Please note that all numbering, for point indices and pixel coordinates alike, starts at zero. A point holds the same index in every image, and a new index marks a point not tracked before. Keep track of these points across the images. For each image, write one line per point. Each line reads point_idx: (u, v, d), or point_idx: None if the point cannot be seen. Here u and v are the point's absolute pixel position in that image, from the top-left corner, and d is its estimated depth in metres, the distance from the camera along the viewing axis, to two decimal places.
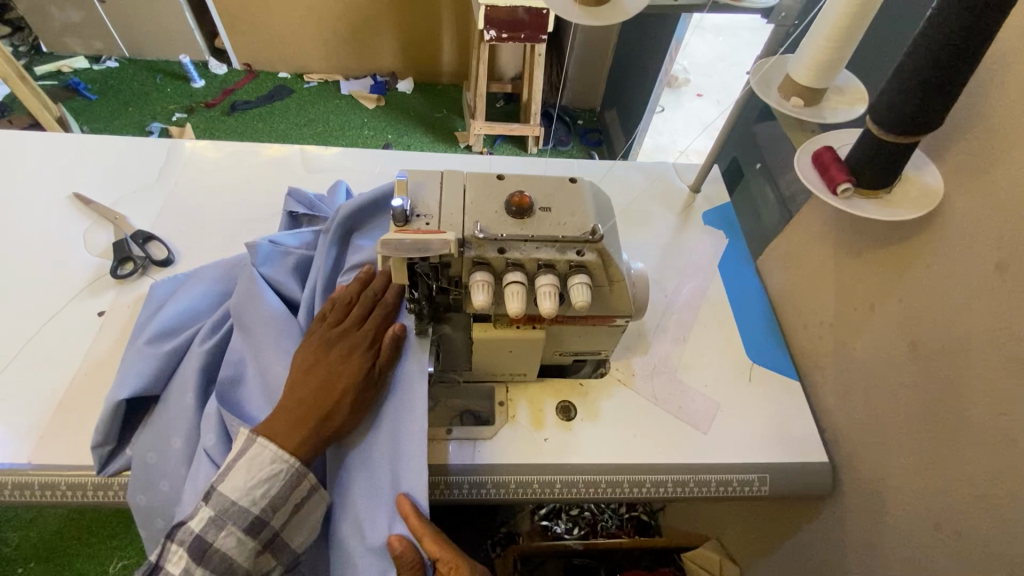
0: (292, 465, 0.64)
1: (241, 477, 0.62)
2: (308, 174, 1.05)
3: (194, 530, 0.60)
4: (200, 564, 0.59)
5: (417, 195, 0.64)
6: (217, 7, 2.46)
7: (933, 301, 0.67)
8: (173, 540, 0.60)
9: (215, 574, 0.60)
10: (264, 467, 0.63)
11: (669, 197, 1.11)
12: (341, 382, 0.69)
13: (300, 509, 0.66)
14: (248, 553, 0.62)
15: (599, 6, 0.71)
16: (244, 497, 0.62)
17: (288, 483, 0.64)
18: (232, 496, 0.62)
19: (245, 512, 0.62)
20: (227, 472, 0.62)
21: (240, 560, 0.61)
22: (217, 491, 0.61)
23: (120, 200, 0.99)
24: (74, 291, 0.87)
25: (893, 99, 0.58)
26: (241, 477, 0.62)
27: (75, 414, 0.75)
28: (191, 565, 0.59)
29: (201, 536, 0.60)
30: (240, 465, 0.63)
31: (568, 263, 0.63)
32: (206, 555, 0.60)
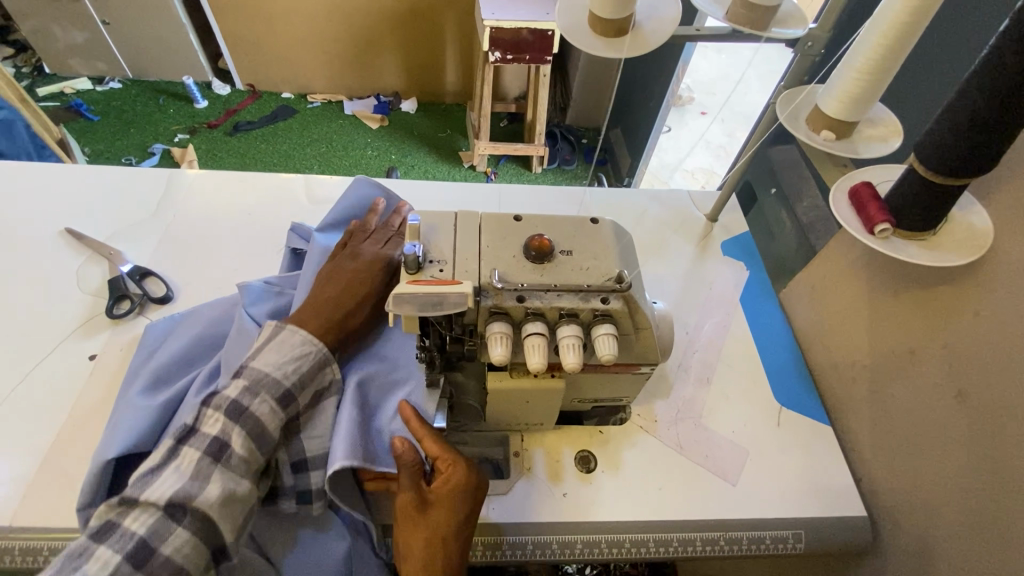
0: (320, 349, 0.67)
1: (274, 354, 0.64)
2: (312, 204, 1.01)
3: (230, 395, 0.60)
4: (237, 425, 0.59)
5: (430, 239, 0.60)
6: (222, 29, 2.46)
7: (982, 349, 0.63)
8: (209, 405, 0.60)
9: (249, 438, 0.59)
10: (295, 347, 0.65)
11: (686, 226, 1.07)
12: (362, 285, 0.74)
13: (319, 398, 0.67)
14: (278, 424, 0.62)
15: (618, 36, 0.68)
16: (277, 370, 0.63)
17: (316, 364, 0.66)
18: (265, 368, 0.63)
19: (278, 383, 0.62)
20: (260, 349, 0.64)
21: (271, 429, 0.61)
22: (250, 364, 0.62)
23: (117, 233, 0.95)
24: (66, 332, 0.83)
25: (944, 139, 0.54)
26: (273, 354, 0.64)
27: (62, 469, 0.70)
28: (228, 424, 0.59)
29: (237, 400, 0.60)
30: (271, 346, 0.65)
31: (592, 312, 0.59)
32: (242, 417, 0.59)
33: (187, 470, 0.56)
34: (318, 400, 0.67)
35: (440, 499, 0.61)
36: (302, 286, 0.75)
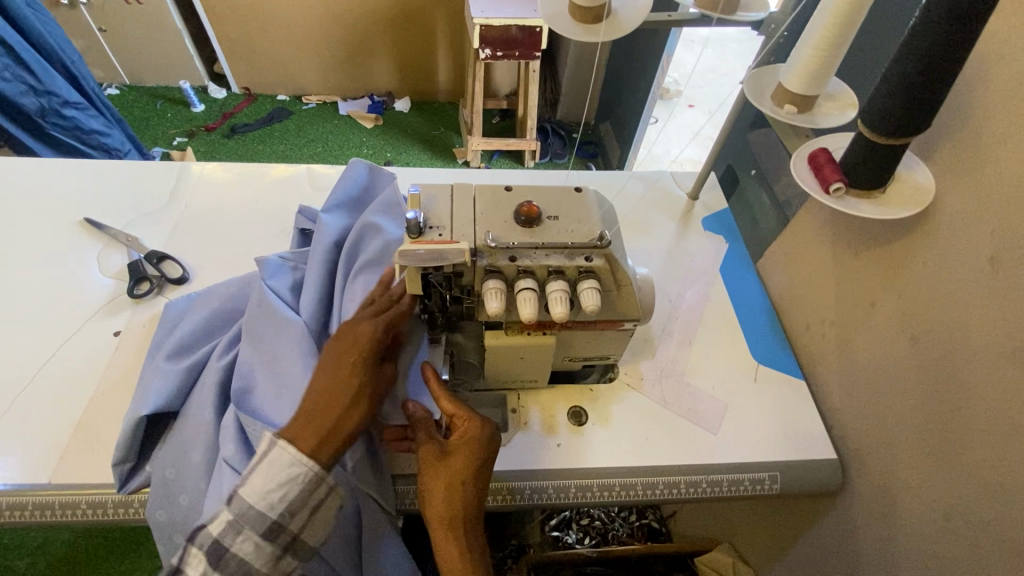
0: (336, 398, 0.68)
1: (259, 481, 0.60)
2: (315, 191, 1.07)
3: (212, 534, 0.58)
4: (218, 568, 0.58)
5: (429, 208, 0.66)
6: (217, 33, 2.52)
7: (931, 296, 0.69)
8: (194, 544, 0.58)
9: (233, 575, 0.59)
10: (283, 470, 0.61)
11: (668, 204, 1.14)
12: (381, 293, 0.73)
13: (318, 512, 0.63)
14: (266, 558, 0.60)
15: (595, 23, 0.74)
16: (261, 501, 0.60)
17: (305, 488, 0.61)
18: (250, 500, 0.59)
19: (262, 517, 0.60)
20: (246, 476, 0.60)
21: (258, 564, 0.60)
22: (237, 494, 0.59)
23: (132, 222, 1.01)
24: (90, 313, 0.89)
25: (884, 103, 0.60)
26: (258, 481, 0.60)
27: (94, 434, 0.76)
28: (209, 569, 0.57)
29: (219, 540, 0.58)
30: (259, 470, 0.60)
31: (577, 269, 0.65)
32: (224, 558, 0.58)
33: None
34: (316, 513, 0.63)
35: (458, 448, 0.66)
36: (313, 261, 0.81)
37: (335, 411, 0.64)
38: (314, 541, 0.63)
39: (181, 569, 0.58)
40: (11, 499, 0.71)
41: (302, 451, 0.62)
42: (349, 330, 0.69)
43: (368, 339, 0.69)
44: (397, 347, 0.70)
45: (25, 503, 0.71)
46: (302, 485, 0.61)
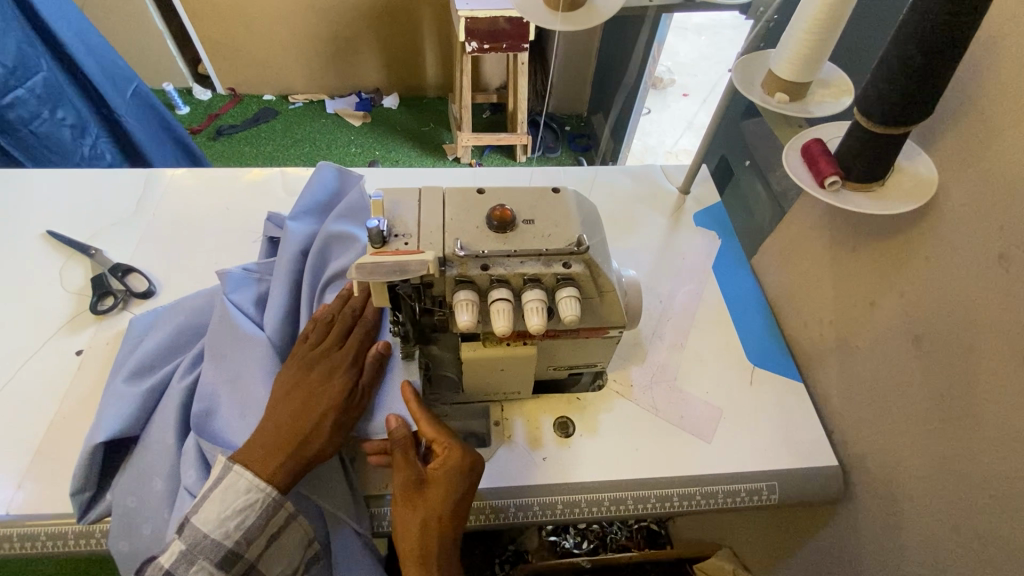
0: (267, 489, 0.60)
1: (215, 508, 0.59)
2: (289, 196, 1.03)
3: (163, 566, 0.56)
4: None
5: (395, 214, 0.62)
6: (199, 33, 2.46)
7: (934, 294, 0.65)
8: None
9: None
10: (239, 496, 0.60)
11: (658, 199, 1.09)
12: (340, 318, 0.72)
13: (278, 538, 0.62)
14: None
15: (571, 11, 0.69)
16: (217, 529, 0.58)
17: (263, 513, 0.60)
18: (205, 528, 0.58)
19: (217, 546, 0.58)
20: (201, 503, 0.59)
21: None
22: (190, 523, 0.58)
23: (97, 234, 0.97)
24: (52, 330, 0.85)
25: (881, 89, 0.56)
26: (214, 508, 0.59)
27: (54, 461, 0.72)
28: None
29: (170, 572, 0.56)
30: (214, 496, 0.59)
31: (555, 277, 0.61)
32: None
33: None
34: (275, 538, 0.62)
35: (435, 478, 0.63)
36: (280, 272, 0.77)
37: (300, 432, 0.63)
38: (274, 569, 0.61)
39: None
40: None
41: (261, 474, 0.61)
42: (313, 357, 0.69)
43: (337, 360, 0.69)
44: (364, 367, 0.70)
45: None
46: (259, 511, 0.60)
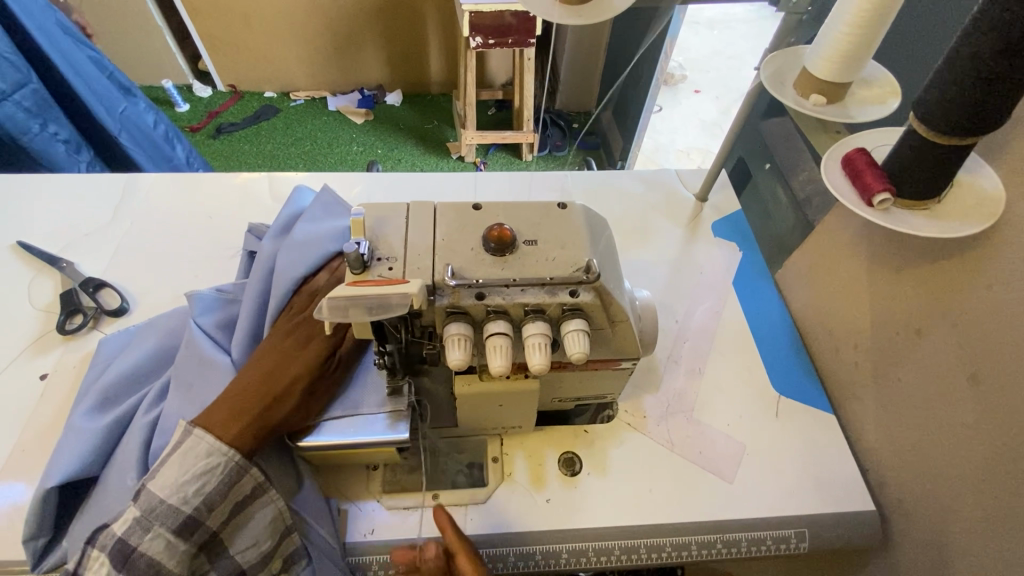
0: (230, 457, 0.56)
1: (173, 472, 0.54)
2: (276, 203, 0.96)
3: (116, 533, 0.51)
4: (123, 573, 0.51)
5: (380, 235, 0.55)
6: (197, 29, 2.40)
7: (996, 328, 0.56)
8: (93, 546, 0.52)
9: None
10: (199, 460, 0.55)
11: (674, 207, 1.01)
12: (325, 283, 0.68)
13: (242, 508, 0.57)
14: (179, 559, 0.53)
15: (581, 3, 0.61)
16: (174, 495, 0.53)
17: (226, 479, 0.56)
18: (161, 494, 0.53)
19: (175, 513, 0.53)
20: (157, 467, 0.54)
21: (171, 568, 0.52)
22: (145, 489, 0.53)
23: (71, 246, 0.90)
24: (17, 351, 0.79)
25: (946, 92, 0.47)
26: (172, 472, 0.54)
27: (10, 501, 0.66)
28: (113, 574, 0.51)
29: (124, 540, 0.51)
30: (172, 460, 0.54)
31: (560, 307, 0.53)
32: (128, 562, 0.51)
33: None
34: (240, 509, 0.57)
35: None
36: (247, 295, 0.69)
37: (266, 397, 0.59)
38: (237, 539, 0.57)
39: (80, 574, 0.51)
40: None
41: (222, 435, 0.56)
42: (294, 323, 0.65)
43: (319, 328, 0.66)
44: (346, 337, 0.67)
45: None
46: (222, 476, 0.55)
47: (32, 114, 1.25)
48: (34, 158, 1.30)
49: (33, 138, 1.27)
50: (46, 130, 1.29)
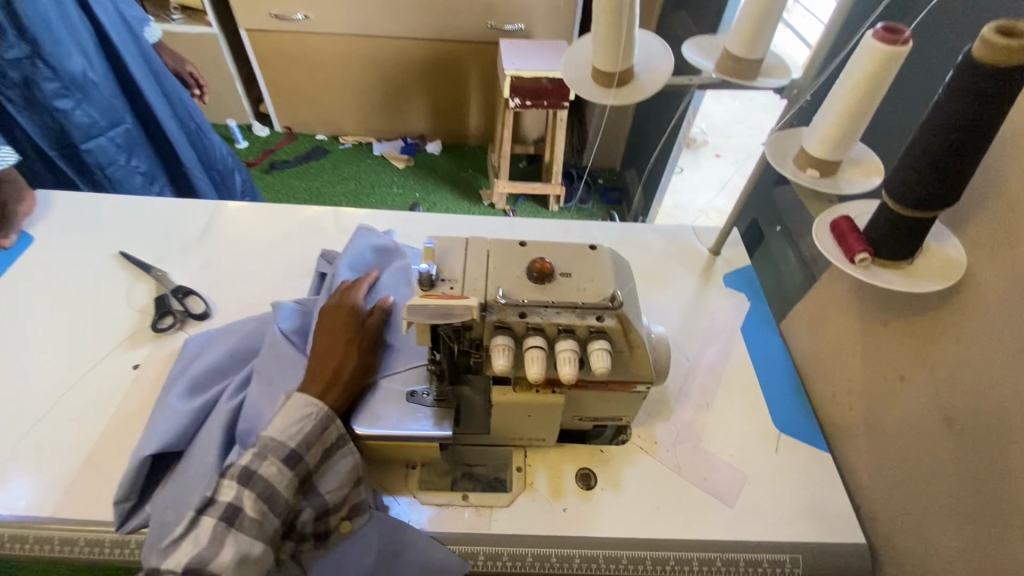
0: (322, 409, 0.68)
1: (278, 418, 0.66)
2: (340, 233, 1.10)
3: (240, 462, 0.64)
4: (248, 490, 0.62)
5: (444, 261, 0.67)
6: (265, 78, 2.69)
7: (965, 374, 0.65)
8: (224, 475, 0.64)
9: (260, 500, 0.63)
10: (298, 409, 0.67)
11: (689, 259, 1.12)
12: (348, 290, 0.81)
13: (330, 453, 0.69)
14: (287, 485, 0.64)
15: (616, 87, 0.75)
16: (281, 434, 0.65)
17: (320, 424, 0.68)
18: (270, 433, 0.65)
19: (282, 446, 0.65)
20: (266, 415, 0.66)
21: (281, 492, 0.64)
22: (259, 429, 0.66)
23: (164, 258, 1.05)
24: (114, 343, 0.91)
25: (905, 176, 0.59)
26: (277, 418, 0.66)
27: (102, 469, 0.77)
28: (240, 491, 0.63)
29: (246, 466, 0.64)
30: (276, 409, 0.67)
31: (588, 329, 0.64)
32: (251, 481, 0.63)
33: (205, 538, 0.61)
34: (327, 456, 0.69)
35: None
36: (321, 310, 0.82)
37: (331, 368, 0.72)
38: (326, 481, 0.68)
39: (213, 498, 0.63)
40: (13, 530, 0.71)
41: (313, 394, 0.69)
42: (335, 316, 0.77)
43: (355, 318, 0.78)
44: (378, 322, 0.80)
45: (24, 536, 0.71)
46: (317, 423, 0.67)
47: (120, 150, 1.46)
48: (117, 185, 1.50)
49: (115, 170, 1.47)
50: (128, 163, 1.50)
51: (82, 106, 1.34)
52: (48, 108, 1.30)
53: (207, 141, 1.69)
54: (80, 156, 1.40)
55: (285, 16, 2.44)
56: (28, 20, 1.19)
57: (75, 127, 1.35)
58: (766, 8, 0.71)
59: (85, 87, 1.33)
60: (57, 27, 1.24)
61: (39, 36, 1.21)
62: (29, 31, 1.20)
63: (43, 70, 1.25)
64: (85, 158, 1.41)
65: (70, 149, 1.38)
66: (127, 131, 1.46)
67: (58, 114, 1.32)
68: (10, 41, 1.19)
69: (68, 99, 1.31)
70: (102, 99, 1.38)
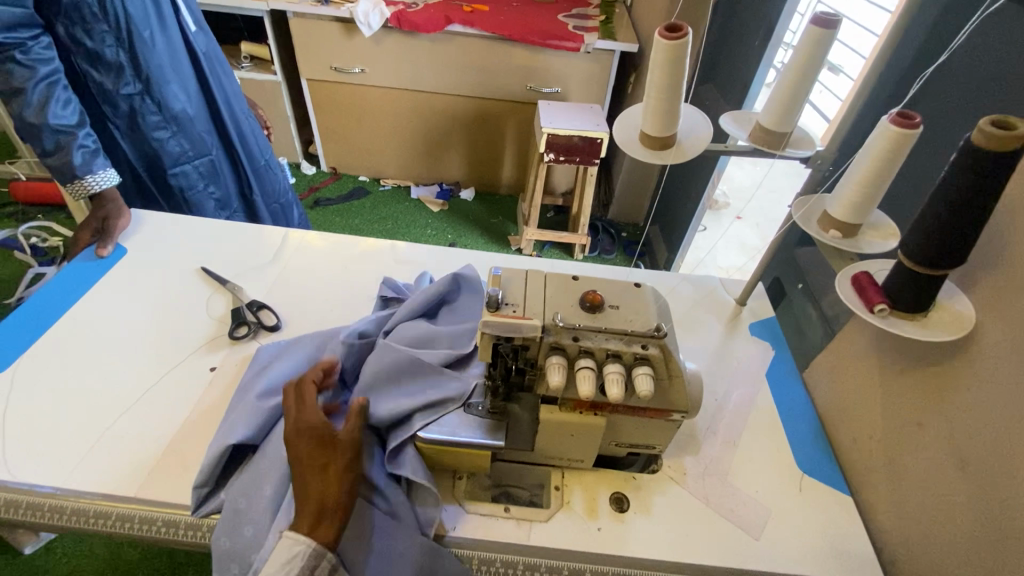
0: (308, 548, 0.66)
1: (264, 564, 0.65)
2: (397, 264, 1.21)
3: None
4: None
5: (507, 287, 0.77)
6: (320, 123, 2.93)
7: (978, 420, 0.71)
8: None
9: None
10: (282, 553, 0.66)
11: (717, 307, 1.20)
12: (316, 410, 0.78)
13: None
14: None
15: (662, 149, 0.87)
16: None
17: (305, 565, 0.65)
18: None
19: None
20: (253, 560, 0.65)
21: None
22: None
23: (239, 275, 1.17)
24: (194, 347, 1.01)
25: (918, 238, 0.67)
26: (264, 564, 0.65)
27: (180, 457, 0.85)
28: None
29: None
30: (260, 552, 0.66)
31: (633, 355, 0.72)
32: None
33: None
34: None
35: None
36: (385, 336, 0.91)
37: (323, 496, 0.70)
38: None
39: None
40: (99, 506, 0.79)
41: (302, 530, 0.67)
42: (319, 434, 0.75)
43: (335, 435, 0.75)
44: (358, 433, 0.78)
45: (109, 513, 0.78)
46: (304, 561, 0.65)
47: (201, 177, 1.65)
48: (192, 208, 1.68)
49: (193, 193, 1.66)
50: (207, 189, 1.68)
51: (176, 137, 1.54)
52: (147, 136, 1.50)
53: (274, 177, 1.87)
54: (166, 179, 1.60)
55: (343, 68, 2.66)
56: (145, 64, 1.40)
57: (166, 154, 1.55)
58: (796, 91, 0.83)
59: (182, 121, 1.53)
60: (168, 71, 1.46)
61: (152, 78, 1.42)
62: (145, 73, 1.41)
63: (149, 105, 1.46)
64: (170, 180, 1.60)
65: (158, 172, 1.58)
66: (209, 162, 1.64)
67: (154, 142, 1.52)
68: (127, 80, 1.40)
69: (165, 130, 1.51)
70: (194, 132, 1.57)
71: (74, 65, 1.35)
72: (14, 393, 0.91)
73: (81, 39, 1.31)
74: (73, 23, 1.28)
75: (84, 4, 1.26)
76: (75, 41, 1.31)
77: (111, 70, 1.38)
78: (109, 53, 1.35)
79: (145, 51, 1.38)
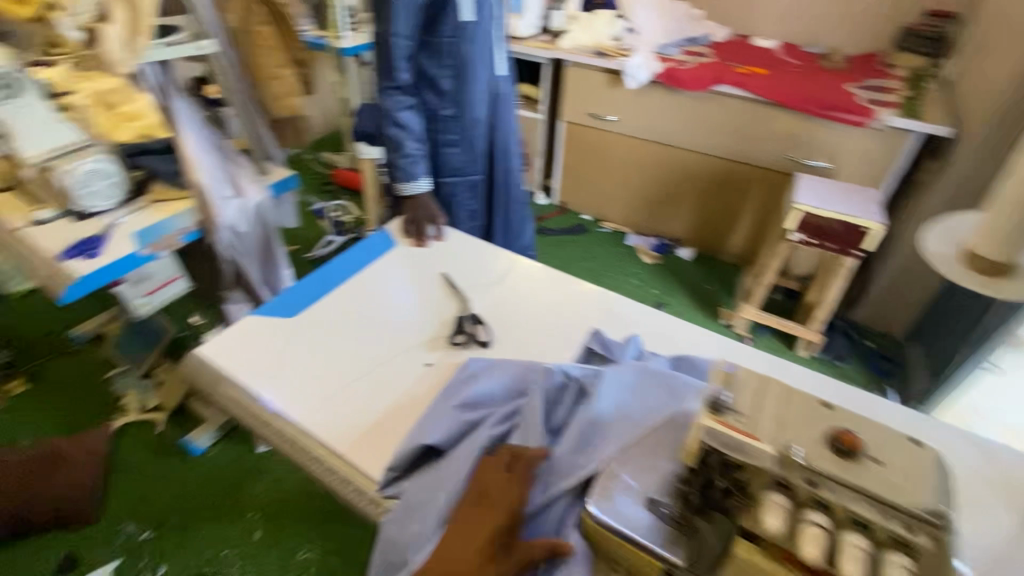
0: None
1: None
2: (608, 315, 1.19)
3: None
4: None
5: (737, 392, 0.68)
6: (562, 160, 3.13)
7: None
8: None
9: None
10: None
11: (1016, 493, 0.87)
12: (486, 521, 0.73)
13: None
14: None
15: (996, 275, 0.74)
16: None
17: None
18: None
19: None
20: None
21: None
22: None
23: (469, 286, 1.28)
24: (419, 340, 1.14)
25: None
26: None
27: (381, 434, 0.96)
28: None
29: None
30: None
31: (888, 535, 0.55)
32: None
33: None
34: None
35: None
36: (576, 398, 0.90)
37: None
38: None
39: None
40: (319, 451, 0.94)
41: None
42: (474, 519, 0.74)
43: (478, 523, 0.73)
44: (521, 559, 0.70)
45: (325, 460, 0.94)
46: None
47: (468, 194, 1.70)
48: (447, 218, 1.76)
49: (462, 206, 1.73)
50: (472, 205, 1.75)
51: (465, 156, 1.62)
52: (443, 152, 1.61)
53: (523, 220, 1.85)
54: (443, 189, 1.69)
55: (599, 114, 2.80)
56: (467, 93, 1.49)
57: (447, 165, 1.64)
58: None
59: (472, 145, 1.60)
60: (482, 105, 1.54)
61: (468, 106, 1.52)
62: (464, 100, 1.50)
63: (453, 127, 1.56)
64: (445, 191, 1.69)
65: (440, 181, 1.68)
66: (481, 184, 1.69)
67: (448, 159, 1.62)
68: (450, 105, 1.52)
69: (456, 149, 1.60)
70: (480, 157, 1.63)
71: (422, 87, 1.49)
72: (292, 340, 1.12)
73: (428, 69, 1.45)
74: (427, 56, 1.43)
75: (445, 43, 1.41)
76: (424, 70, 1.46)
77: (440, 96, 1.51)
78: (445, 84, 1.48)
79: (471, 83, 1.48)
